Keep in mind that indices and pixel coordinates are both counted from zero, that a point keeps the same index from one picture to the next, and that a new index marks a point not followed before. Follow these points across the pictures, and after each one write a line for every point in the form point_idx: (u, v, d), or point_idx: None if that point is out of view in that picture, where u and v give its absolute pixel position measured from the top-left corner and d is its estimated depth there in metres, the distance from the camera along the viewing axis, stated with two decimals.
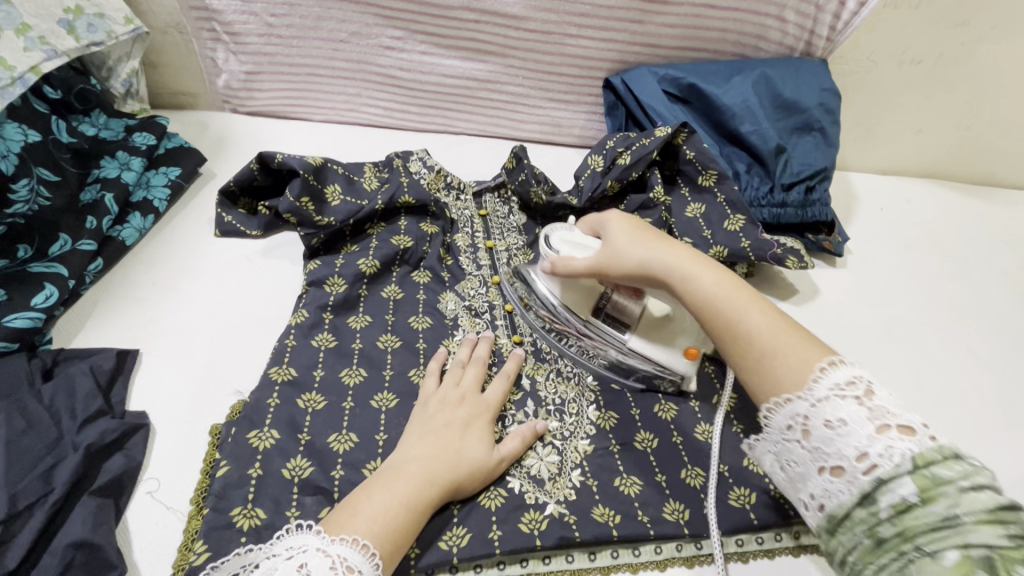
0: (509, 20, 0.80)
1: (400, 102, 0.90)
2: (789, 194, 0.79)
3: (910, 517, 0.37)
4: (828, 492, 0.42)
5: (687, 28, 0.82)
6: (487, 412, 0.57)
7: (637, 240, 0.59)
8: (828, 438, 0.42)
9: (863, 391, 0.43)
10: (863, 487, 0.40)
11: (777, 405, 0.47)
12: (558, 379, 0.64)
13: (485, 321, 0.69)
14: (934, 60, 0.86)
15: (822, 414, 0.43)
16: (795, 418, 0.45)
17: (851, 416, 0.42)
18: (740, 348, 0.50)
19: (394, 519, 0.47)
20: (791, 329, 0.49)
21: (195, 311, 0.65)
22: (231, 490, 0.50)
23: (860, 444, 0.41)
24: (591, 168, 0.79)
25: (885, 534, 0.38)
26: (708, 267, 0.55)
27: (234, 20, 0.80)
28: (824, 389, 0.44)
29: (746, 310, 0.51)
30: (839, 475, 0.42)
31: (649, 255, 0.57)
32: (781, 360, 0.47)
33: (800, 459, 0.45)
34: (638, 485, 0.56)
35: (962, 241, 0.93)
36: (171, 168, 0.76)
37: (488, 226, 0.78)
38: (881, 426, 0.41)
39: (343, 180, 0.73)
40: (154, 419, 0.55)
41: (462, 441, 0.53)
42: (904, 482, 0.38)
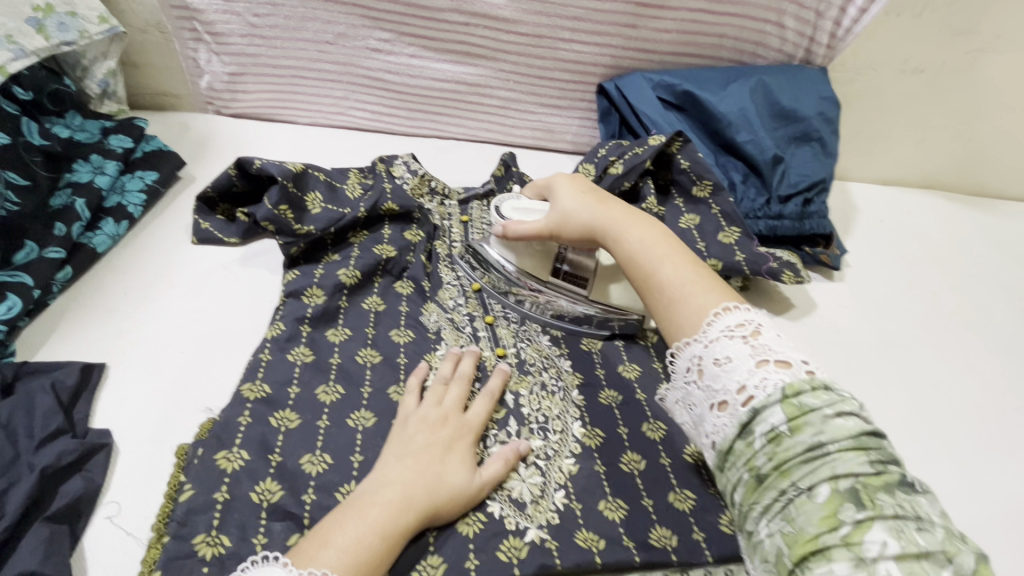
0: (500, 23, 0.78)
1: (388, 105, 0.88)
2: (786, 206, 0.77)
3: (782, 449, 0.40)
4: (716, 427, 0.44)
5: (682, 33, 0.79)
6: (467, 433, 0.55)
7: (581, 199, 0.62)
8: (716, 375, 0.45)
9: (750, 332, 0.46)
10: (741, 418, 0.43)
11: (677, 346, 0.49)
12: (543, 395, 0.62)
13: (467, 333, 0.66)
14: (938, 69, 0.83)
15: (714, 352, 0.46)
16: (693, 359, 0.47)
17: (736, 354, 0.45)
18: (651, 295, 0.53)
19: (366, 551, 0.45)
20: (703, 280, 0.51)
21: (166, 322, 0.62)
22: (195, 515, 0.47)
23: (742, 378, 0.43)
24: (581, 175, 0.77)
25: (764, 470, 0.41)
26: (640, 224, 0.58)
27: (215, 19, 0.78)
28: (716, 331, 0.46)
29: (664, 262, 0.53)
30: (724, 409, 0.44)
31: (589, 209, 0.60)
32: (684, 306, 0.50)
33: (698, 402, 0.46)
34: (624, 509, 0.54)
35: (961, 254, 0.91)
36: (148, 172, 0.73)
37: (467, 234, 0.75)
38: (761, 361, 0.44)
39: (324, 186, 0.70)
40: (117, 438, 0.52)
41: (441, 466, 0.51)
42: (773, 411, 0.41)
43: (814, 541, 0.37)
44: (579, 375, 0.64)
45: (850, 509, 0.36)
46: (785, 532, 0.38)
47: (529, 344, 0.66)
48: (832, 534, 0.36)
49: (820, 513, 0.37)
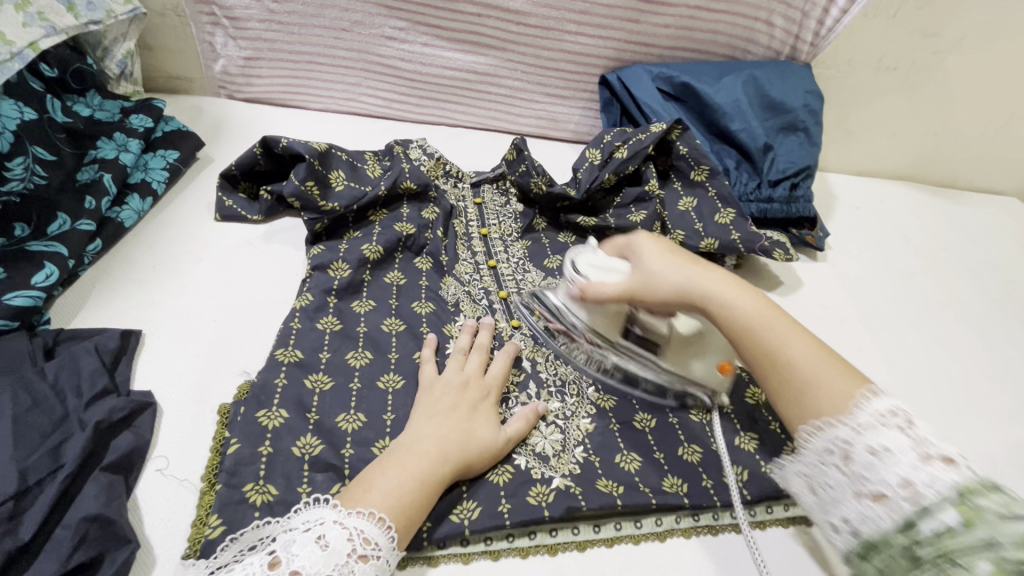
0: (510, 14, 0.82)
1: (400, 93, 0.91)
2: (775, 190, 0.83)
3: (949, 538, 0.36)
4: (864, 518, 0.41)
5: (680, 28, 0.85)
6: (489, 394, 0.59)
7: (667, 259, 0.56)
8: (870, 465, 0.41)
9: (906, 423, 0.42)
10: (902, 510, 0.39)
11: (815, 430, 0.45)
12: (558, 361, 0.66)
13: (484, 306, 0.70)
14: (909, 67, 0.91)
15: (865, 440, 0.42)
16: (836, 442, 0.44)
17: (895, 445, 0.41)
18: (780, 381, 0.49)
19: (407, 496, 0.48)
20: (832, 358, 0.48)
21: (196, 293, 0.65)
22: (242, 466, 0.50)
23: (903, 471, 0.39)
24: (590, 160, 0.81)
25: (922, 552, 0.37)
26: (742, 291, 0.53)
27: (235, 5, 0.80)
28: (867, 416, 0.43)
29: (785, 339, 0.49)
30: (878, 500, 0.40)
31: (678, 272, 0.55)
32: (823, 391, 0.46)
33: (835, 483, 0.43)
34: (638, 460, 0.58)
35: (931, 238, 0.99)
36: (169, 151, 0.75)
37: (482, 215, 0.81)
38: (925, 457, 0.40)
39: (347, 166, 0.74)
40: (159, 399, 0.55)
41: (470, 423, 0.55)
42: (946, 509, 0.37)
43: None
44: None
45: None
46: None
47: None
48: None
49: None
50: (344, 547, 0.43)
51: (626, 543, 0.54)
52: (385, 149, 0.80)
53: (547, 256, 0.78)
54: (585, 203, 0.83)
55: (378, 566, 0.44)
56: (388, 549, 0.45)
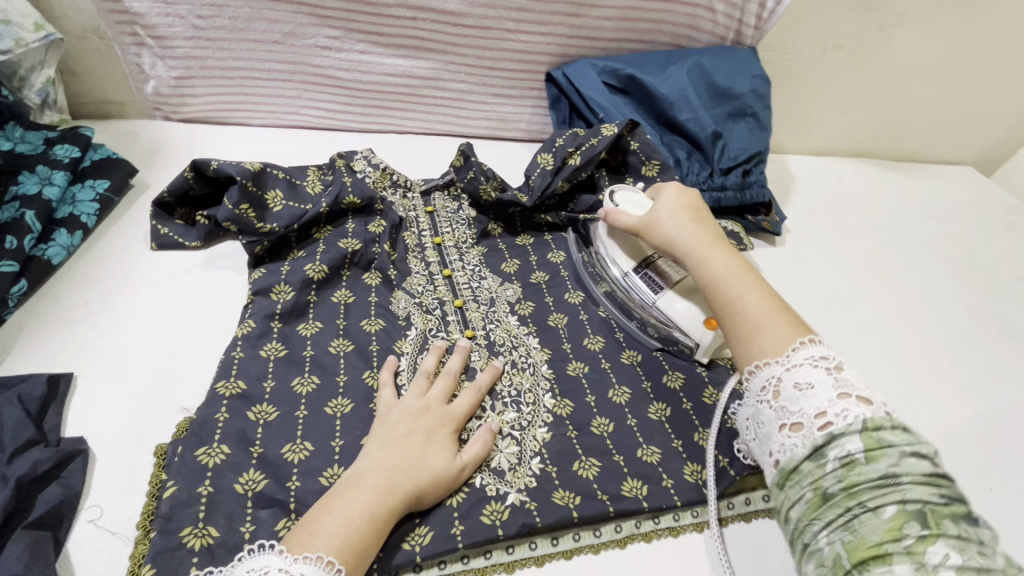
0: (446, 16, 0.80)
1: (343, 104, 0.89)
2: (727, 177, 0.82)
3: (855, 473, 0.40)
4: (784, 446, 0.45)
5: (623, 20, 0.83)
6: (451, 422, 0.57)
7: (675, 217, 0.64)
8: (794, 398, 0.45)
9: (833, 365, 0.46)
10: (815, 440, 0.42)
11: (756, 366, 0.50)
12: (514, 371, 0.65)
13: (436, 317, 0.69)
14: (856, 44, 0.91)
15: (794, 376, 0.47)
16: (769, 379, 0.48)
17: (819, 382, 0.45)
18: (732, 322, 0.54)
19: (355, 532, 0.46)
20: (786, 314, 0.52)
21: (131, 329, 0.62)
22: (179, 510, 0.48)
23: (821, 404, 0.44)
24: (542, 166, 0.78)
25: (831, 490, 0.40)
26: (725, 250, 0.60)
27: (157, 23, 0.76)
28: (800, 357, 0.47)
29: (747, 289, 0.55)
30: (797, 430, 0.44)
31: (677, 226, 0.63)
32: (767, 334, 0.51)
33: (766, 419, 0.47)
34: (597, 466, 0.57)
35: (887, 213, 1.00)
36: (99, 180, 0.72)
37: (434, 223, 0.79)
38: (844, 393, 0.44)
39: (285, 185, 0.72)
40: (93, 445, 0.53)
41: (424, 452, 0.53)
42: (852, 438, 0.41)
43: (876, 547, 0.36)
44: (547, 350, 0.68)
45: (915, 526, 0.36)
46: (844, 540, 0.38)
47: (497, 324, 0.69)
48: (895, 544, 0.36)
49: (885, 525, 0.37)
50: None
51: (585, 554, 0.53)
52: (327, 164, 0.77)
53: (504, 260, 0.77)
54: (540, 207, 0.80)
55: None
56: None
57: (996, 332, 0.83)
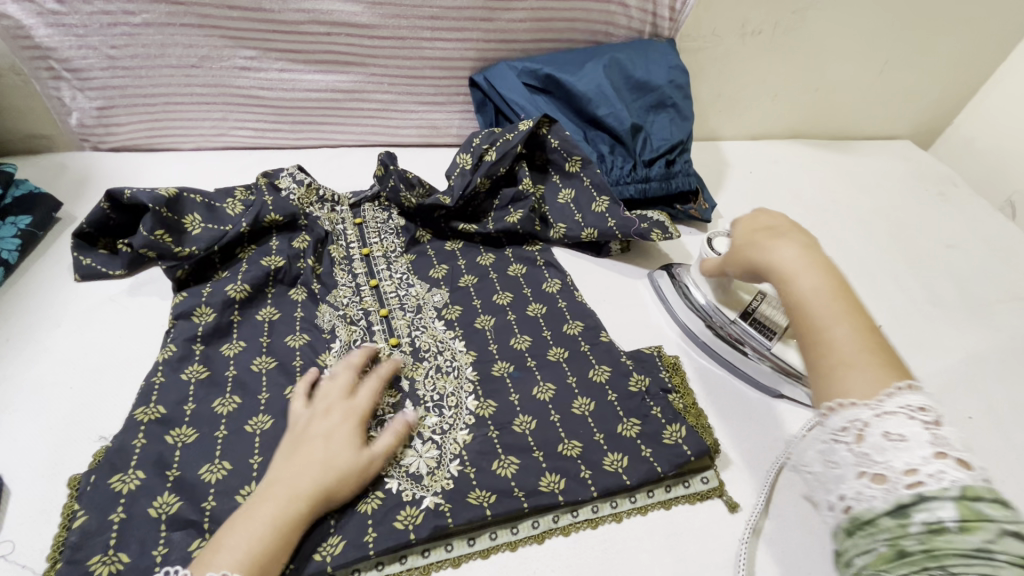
0: (360, 29, 0.81)
1: (271, 122, 0.90)
2: (650, 169, 0.84)
3: (944, 543, 0.34)
4: (858, 494, 0.38)
5: (537, 21, 0.84)
6: (355, 417, 0.57)
7: (755, 235, 0.55)
8: (881, 447, 0.38)
9: (934, 418, 0.39)
10: (901, 499, 0.36)
11: (835, 406, 0.42)
12: (438, 376, 0.65)
13: (362, 327, 0.69)
14: (773, 29, 0.92)
15: (884, 425, 0.39)
16: (853, 421, 0.40)
17: (913, 433, 0.38)
18: (812, 358, 0.45)
19: (261, 547, 0.47)
20: (880, 350, 0.43)
21: (51, 362, 0.63)
22: (90, 538, 0.49)
23: (913, 461, 0.37)
24: (461, 167, 0.80)
25: (910, 551, 0.35)
26: (818, 263, 0.49)
27: (71, 56, 0.77)
28: (894, 405, 0.39)
29: (841, 317, 0.45)
30: (879, 482, 0.38)
31: (762, 242, 0.53)
32: (853, 373, 0.42)
33: (839, 460, 0.40)
34: (516, 464, 0.58)
35: (821, 192, 1.01)
36: (20, 216, 0.73)
37: (363, 234, 0.79)
38: (941, 452, 0.37)
39: (202, 207, 0.72)
40: (8, 481, 0.53)
41: (326, 450, 0.53)
42: (946, 504, 0.35)
43: None
44: (472, 352, 0.68)
45: None
46: None
47: (423, 330, 0.70)
48: None
49: None
50: None
51: (502, 552, 0.54)
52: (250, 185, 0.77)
53: (433, 267, 0.77)
54: (466, 208, 0.82)
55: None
56: None
57: (924, 301, 0.84)
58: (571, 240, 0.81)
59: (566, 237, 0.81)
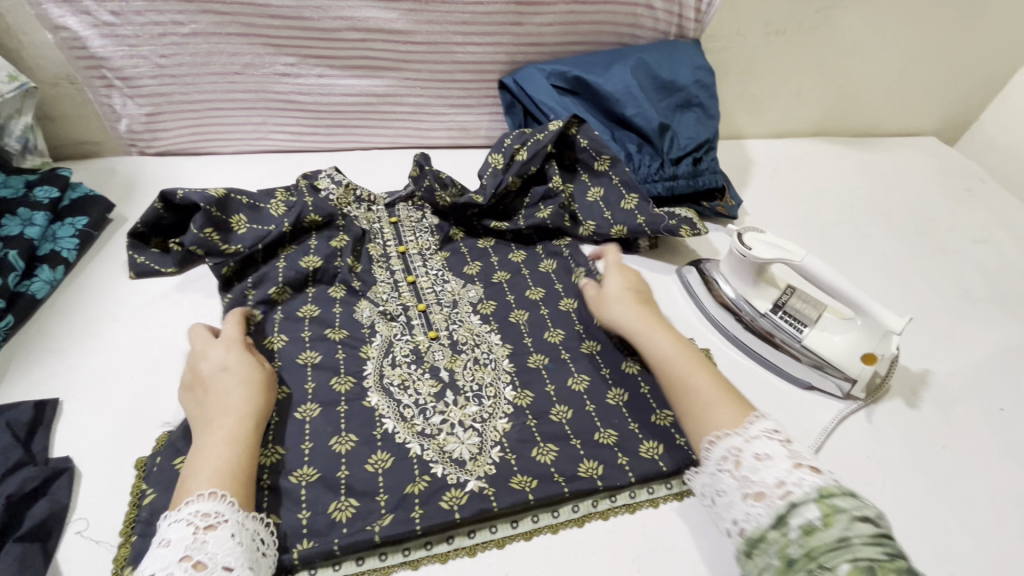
0: (395, 35, 0.84)
1: (307, 126, 0.93)
2: (678, 166, 0.85)
3: (814, 538, 0.44)
4: (748, 516, 0.48)
5: (565, 24, 0.87)
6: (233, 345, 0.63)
7: (623, 300, 0.69)
8: (755, 468, 0.50)
9: (783, 437, 0.52)
10: (778, 510, 0.47)
11: (713, 439, 0.53)
12: (475, 367, 0.67)
13: (402, 322, 0.71)
14: (796, 28, 0.93)
15: (753, 448, 0.51)
16: (730, 450, 0.52)
17: (775, 452, 0.50)
18: (683, 402, 0.58)
19: (222, 459, 0.52)
20: (730, 390, 0.58)
21: (112, 354, 0.66)
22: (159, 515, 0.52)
23: (778, 474, 0.48)
24: (493, 165, 0.83)
25: (793, 554, 0.45)
26: (668, 332, 0.65)
27: (124, 65, 0.81)
28: (756, 430, 0.52)
29: (697, 370, 0.60)
30: (759, 499, 0.48)
31: (628, 310, 0.68)
32: (719, 412, 0.55)
33: (727, 487, 0.51)
34: (555, 451, 0.60)
35: (845, 189, 1.02)
36: (77, 218, 0.77)
37: (398, 232, 0.82)
38: (797, 463, 0.49)
39: (247, 208, 0.76)
40: (78, 462, 0.57)
41: (225, 377, 0.59)
42: (810, 506, 0.46)
43: None
44: (508, 346, 0.70)
45: None
46: None
47: (460, 324, 0.72)
48: None
49: None
50: (184, 531, 0.46)
51: (545, 534, 0.56)
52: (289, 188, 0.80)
53: (467, 264, 0.80)
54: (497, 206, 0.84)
55: (228, 527, 0.48)
56: (233, 513, 0.49)
57: (952, 295, 0.84)
58: (600, 237, 0.82)
59: (596, 235, 0.82)
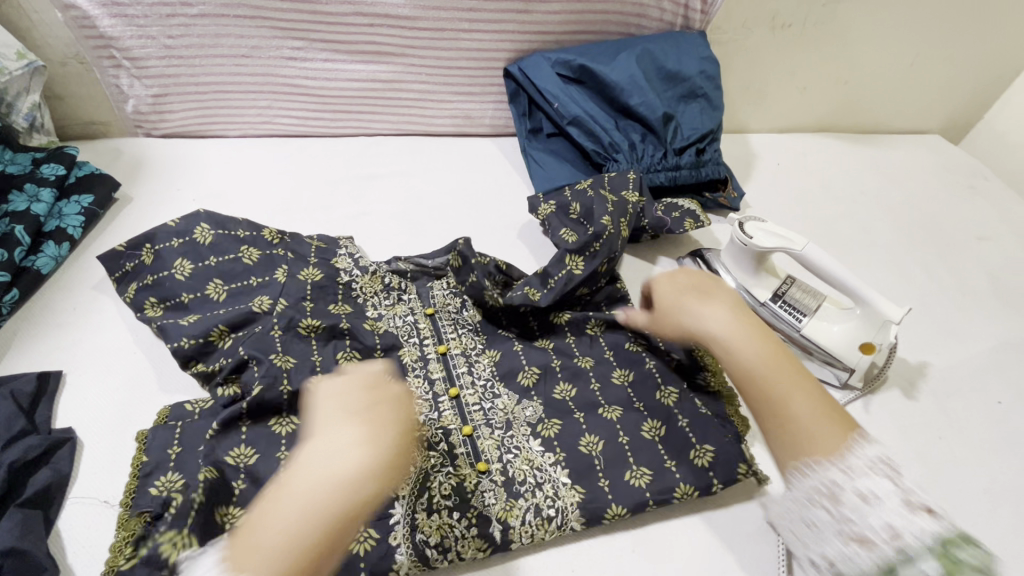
0: (402, 21, 0.84)
1: (312, 110, 0.93)
2: (681, 157, 0.86)
3: None
4: (846, 557, 0.44)
5: (571, 12, 0.87)
6: (389, 398, 0.49)
7: (691, 299, 0.59)
8: (859, 509, 0.45)
9: (890, 469, 0.46)
10: (889, 559, 0.42)
11: (807, 472, 0.48)
12: (537, 523, 0.54)
13: (441, 452, 0.57)
14: (803, 22, 0.93)
15: (856, 485, 0.46)
16: (826, 483, 0.47)
17: (884, 492, 0.45)
18: (776, 427, 0.51)
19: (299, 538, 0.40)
20: (829, 410, 0.51)
21: (114, 329, 0.66)
22: (152, 473, 0.53)
23: (891, 519, 0.43)
24: (568, 268, 0.69)
25: None
26: (755, 337, 0.56)
27: (131, 45, 0.81)
28: (857, 460, 0.47)
29: (793, 388, 0.52)
30: (865, 545, 0.43)
31: (701, 308, 0.58)
32: (818, 442, 0.49)
33: (821, 523, 0.46)
34: (557, 426, 0.60)
35: (848, 184, 1.02)
36: (84, 196, 0.77)
37: (437, 329, 0.68)
38: (912, 506, 0.44)
39: (227, 316, 0.62)
40: (81, 434, 0.57)
41: (386, 429, 0.46)
42: (929, 560, 0.41)
43: None
44: (580, 490, 0.56)
45: None
46: None
47: (516, 454, 0.58)
48: None
49: None
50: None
51: None
52: (266, 253, 0.68)
53: (520, 371, 0.64)
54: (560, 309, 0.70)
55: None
56: None
57: (955, 291, 0.84)
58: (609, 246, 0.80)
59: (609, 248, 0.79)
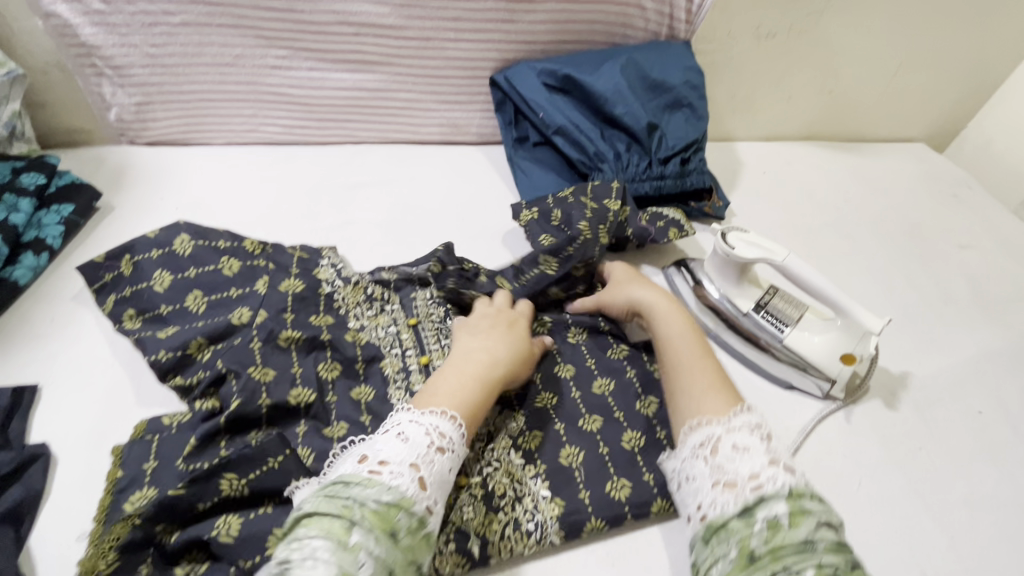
0: (387, 31, 0.84)
1: (297, 119, 0.93)
2: (666, 167, 0.86)
3: (778, 536, 0.45)
4: (714, 502, 0.49)
5: (556, 22, 0.87)
6: (518, 317, 0.66)
7: (636, 283, 0.71)
8: (731, 458, 0.51)
9: (763, 435, 0.53)
10: (746, 500, 0.48)
11: (696, 424, 0.55)
12: (515, 537, 0.53)
13: None
14: (787, 32, 0.94)
15: (732, 438, 0.53)
16: (709, 437, 0.53)
17: (752, 445, 0.52)
18: (678, 383, 0.60)
19: (468, 393, 0.57)
20: (726, 385, 0.59)
21: (93, 341, 0.66)
22: (129, 488, 0.52)
23: (754, 467, 0.50)
24: (540, 269, 0.72)
25: (758, 550, 0.45)
26: (680, 319, 0.66)
27: (114, 54, 0.81)
28: (739, 423, 0.54)
29: (701, 361, 0.61)
30: (729, 488, 0.49)
31: (642, 287, 0.70)
32: (707, 402, 0.57)
33: (699, 474, 0.52)
34: (539, 438, 0.60)
35: (833, 192, 1.03)
36: (64, 205, 0.77)
37: (419, 339, 0.67)
38: (772, 460, 0.50)
39: (205, 329, 0.61)
40: (55, 449, 0.57)
41: (508, 333, 0.63)
42: (778, 502, 0.47)
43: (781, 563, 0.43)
44: (559, 502, 0.55)
45: None
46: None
47: (496, 466, 0.57)
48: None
49: None
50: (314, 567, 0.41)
51: None
52: (247, 264, 0.68)
53: None
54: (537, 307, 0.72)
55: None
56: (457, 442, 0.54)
57: (937, 300, 0.85)
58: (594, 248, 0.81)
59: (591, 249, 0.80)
